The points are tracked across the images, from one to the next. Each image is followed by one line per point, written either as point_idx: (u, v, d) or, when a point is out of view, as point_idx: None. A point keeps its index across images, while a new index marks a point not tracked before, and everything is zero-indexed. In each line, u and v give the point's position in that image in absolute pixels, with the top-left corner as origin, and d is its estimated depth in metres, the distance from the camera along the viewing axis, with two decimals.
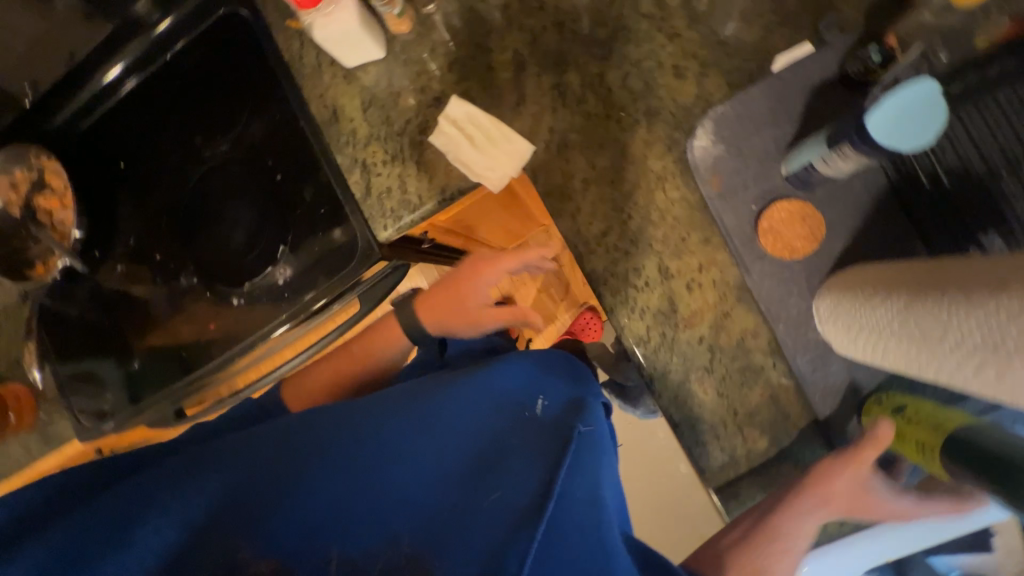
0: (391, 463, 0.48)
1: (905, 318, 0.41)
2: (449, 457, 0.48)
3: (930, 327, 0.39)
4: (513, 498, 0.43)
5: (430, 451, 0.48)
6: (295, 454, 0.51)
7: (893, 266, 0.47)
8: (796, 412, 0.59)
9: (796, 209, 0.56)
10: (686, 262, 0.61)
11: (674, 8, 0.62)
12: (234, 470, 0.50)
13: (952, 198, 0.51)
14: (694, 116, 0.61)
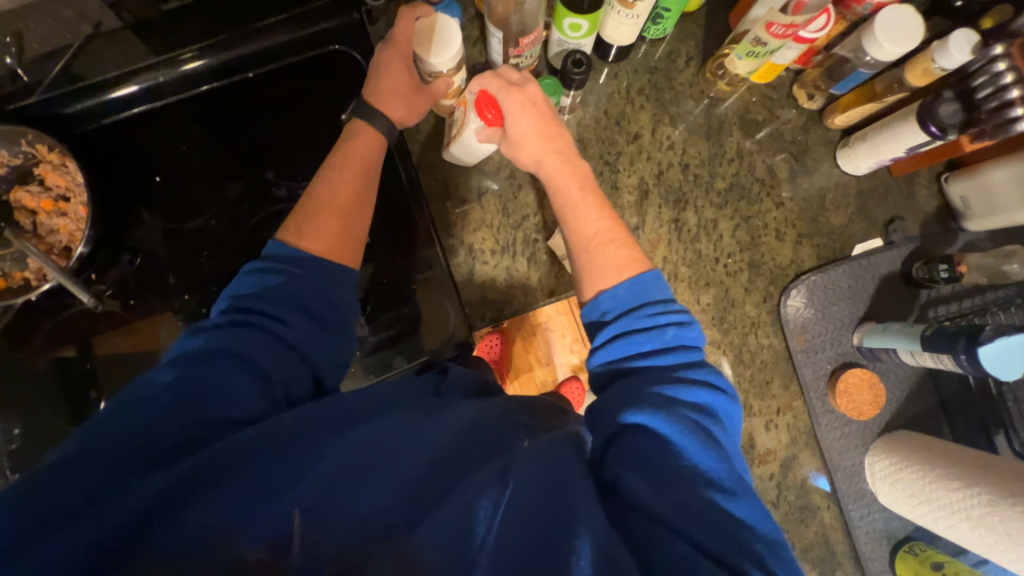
0: (349, 480, 0.36)
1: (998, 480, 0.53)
2: (419, 476, 0.37)
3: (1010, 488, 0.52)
4: (528, 522, 0.34)
5: (398, 476, 0.37)
6: (194, 429, 0.37)
7: (963, 451, 0.58)
8: (842, 550, 0.67)
9: (866, 378, 0.66)
10: (767, 403, 0.68)
11: (781, 179, 0.72)
12: (101, 468, 0.34)
13: (980, 394, 0.64)
14: (788, 275, 0.70)
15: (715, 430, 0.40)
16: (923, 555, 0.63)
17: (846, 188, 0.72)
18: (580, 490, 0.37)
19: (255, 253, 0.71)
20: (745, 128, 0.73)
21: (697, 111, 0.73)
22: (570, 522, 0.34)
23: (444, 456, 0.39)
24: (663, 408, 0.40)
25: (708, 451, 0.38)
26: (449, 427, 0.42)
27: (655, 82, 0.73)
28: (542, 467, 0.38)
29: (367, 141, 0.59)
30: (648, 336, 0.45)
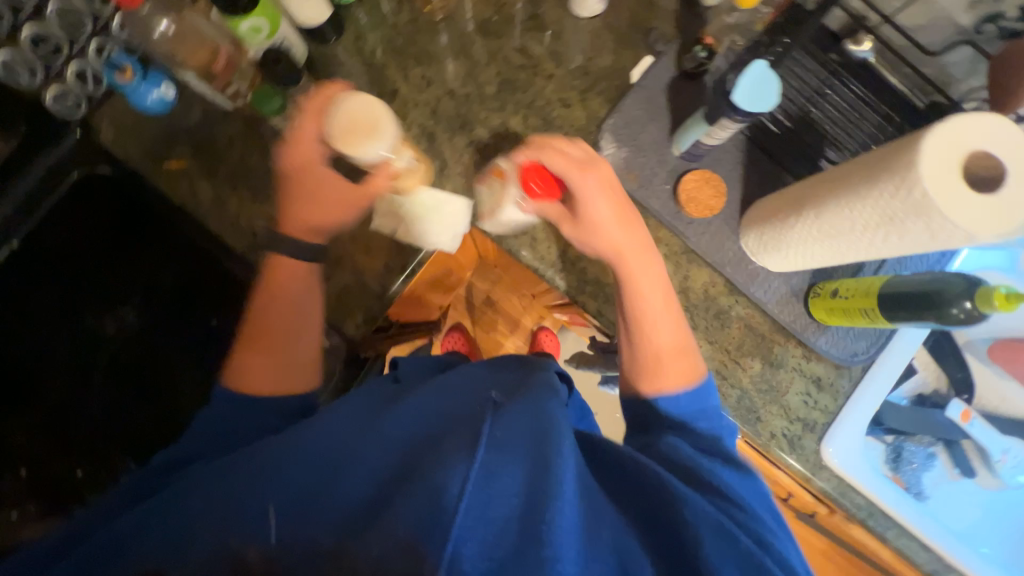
0: (319, 492, 0.41)
1: (843, 217, 0.50)
2: (394, 468, 0.42)
3: (867, 219, 0.48)
4: (508, 473, 0.40)
5: (375, 477, 0.42)
6: (165, 470, 0.49)
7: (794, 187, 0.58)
8: (768, 329, 0.71)
9: (699, 177, 0.69)
10: None
11: (539, 56, 0.74)
12: (117, 501, 0.47)
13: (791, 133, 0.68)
14: (591, 133, 0.72)
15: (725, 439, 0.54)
16: (824, 291, 0.67)
17: (595, 31, 0.74)
18: (552, 433, 0.43)
19: (126, 394, 0.70)
20: (485, 30, 0.74)
21: (437, 41, 0.74)
22: (547, 454, 0.41)
23: (416, 443, 0.45)
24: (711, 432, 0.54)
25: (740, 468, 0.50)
26: (416, 424, 0.48)
27: (385, 36, 0.74)
28: (513, 425, 0.44)
29: (293, 278, 0.61)
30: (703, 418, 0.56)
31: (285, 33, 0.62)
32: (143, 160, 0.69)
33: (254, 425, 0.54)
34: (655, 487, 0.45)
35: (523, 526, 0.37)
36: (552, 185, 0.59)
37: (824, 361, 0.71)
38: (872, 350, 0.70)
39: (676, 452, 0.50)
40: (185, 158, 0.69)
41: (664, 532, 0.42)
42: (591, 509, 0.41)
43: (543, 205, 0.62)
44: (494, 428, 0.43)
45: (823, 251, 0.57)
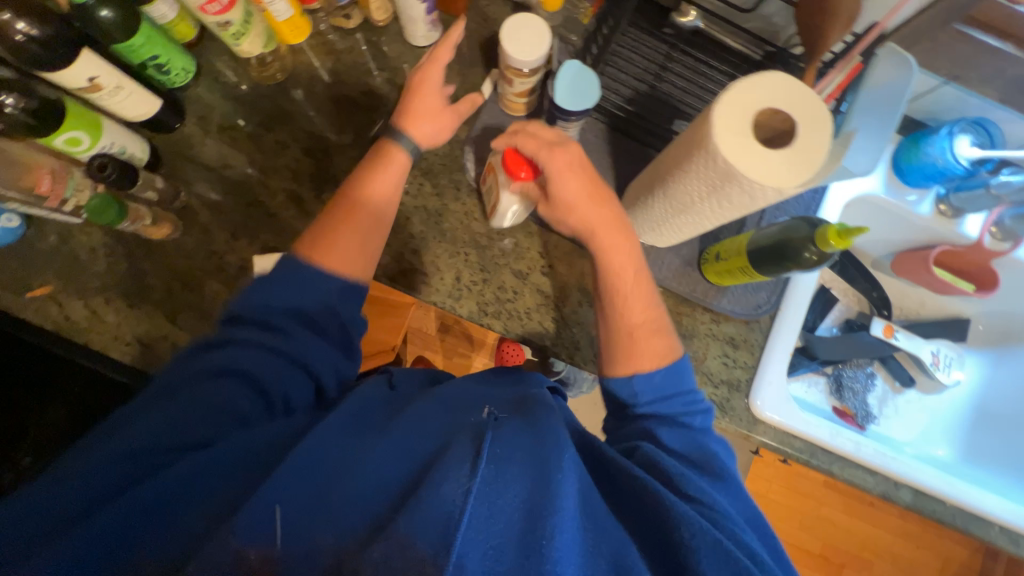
0: (321, 497, 0.38)
1: (682, 194, 0.51)
2: (405, 479, 0.40)
3: (699, 192, 0.48)
4: (515, 485, 0.38)
5: (382, 483, 0.40)
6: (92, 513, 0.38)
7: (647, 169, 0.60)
8: (673, 303, 0.72)
9: None
10: (530, 256, 0.71)
11: (389, 94, 0.74)
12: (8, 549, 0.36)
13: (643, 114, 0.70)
14: (457, 156, 0.72)
15: (706, 443, 0.53)
16: (711, 256, 0.68)
17: None
18: (551, 450, 0.41)
19: None
20: (332, 80, 0.74)
21: (286, 102, 0.74)
22: (550, 473, 0.39)
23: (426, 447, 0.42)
24: (683, 441, 0.52)
25: (714, 473, 0.50)
26: (429, 429, 0.45)
27: (230, 110, 0.72)
28: (516, 439, 0.42)
29: None
30: (682, 455, 0.52)
31: (112, 137, 0.60)
32: (5, 295, 0.66)
33: (221, 407, 0.45)
34: (651, 499, 0.44)
35: (522, 541, 0.35)
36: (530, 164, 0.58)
37: (733, 319, 0.72)
38: (773, 298, 0.72)
39: (665, 464, 0.49)
40: (47, 282, 0.67)
41: (657, 545, 0.41)
42: (589, 525, 0.39)
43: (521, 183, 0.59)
44: (499, 440, 0.41)
45: (683, 226, 0.58)
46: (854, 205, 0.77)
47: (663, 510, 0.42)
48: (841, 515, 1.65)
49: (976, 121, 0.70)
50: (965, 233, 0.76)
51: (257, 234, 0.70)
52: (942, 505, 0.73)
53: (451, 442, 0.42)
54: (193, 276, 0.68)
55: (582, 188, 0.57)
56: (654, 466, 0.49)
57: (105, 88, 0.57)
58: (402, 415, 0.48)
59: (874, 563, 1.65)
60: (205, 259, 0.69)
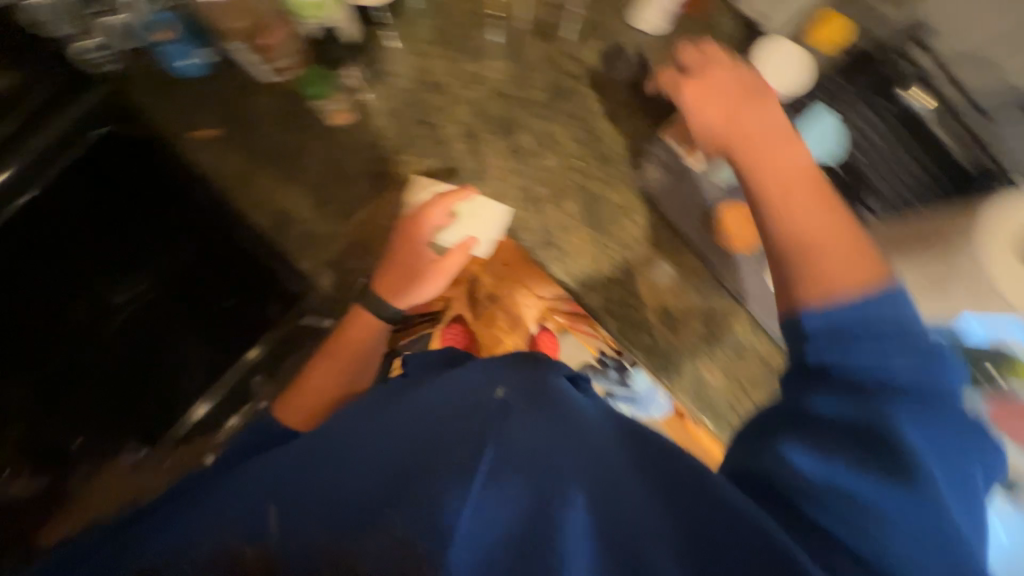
0: (326, 492, 0.40)
1: None
2: (399, 470, 0.40)
3: None
4: (509, 496, 0.36)
5: (382, 471, 0.40)
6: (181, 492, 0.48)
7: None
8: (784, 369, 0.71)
9: (737, 210, 0.68)
10: (666, 272, 0.70)
11: (592, 66, 0.72)
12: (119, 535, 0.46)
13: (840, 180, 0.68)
14: (636, 152, 0.71)
15: (910, 426, 0.36)
16: None
17: (652, 47, 0.72)
18: (564, 456, 0.40)
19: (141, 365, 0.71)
20: (540, 30, 0.72)
21: (489, 35, 0.71)
22: (563, 484, 0.37)
23: (428, 439, 0.42)
24: (864, 414, 0.37)
25: (933, 470, 0.35)
26: (433, 419, 0.45)
27: (436, 25, 0.71)
28: (523, 438, 0.41)
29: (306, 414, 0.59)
30: (900, 343, 0.40)
31: (340, 17, 0.63)
32: (171, 124, 0.66)
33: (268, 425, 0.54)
34: (724, 525, 0.34)
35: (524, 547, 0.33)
36: (745, 94, 0.57)
37: None
38: None
39: (829, 471, 0.36)
40: (213, 126, 0.67)
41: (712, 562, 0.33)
42: (608, 527, 0.35)
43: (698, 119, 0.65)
44: (494, 445, 0.39)
45: None
46: None
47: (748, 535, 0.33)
48: None
49: None
50: None
51: (420, 156, 0.69)
52: None
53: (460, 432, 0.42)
54: (351, 173, 0.68)
55: (725, 116, 0.56)
56: (803, 475, 0.36)
57: None
58: (413, 405, 0.49)
59: None
60: (366, 161, 0.69)
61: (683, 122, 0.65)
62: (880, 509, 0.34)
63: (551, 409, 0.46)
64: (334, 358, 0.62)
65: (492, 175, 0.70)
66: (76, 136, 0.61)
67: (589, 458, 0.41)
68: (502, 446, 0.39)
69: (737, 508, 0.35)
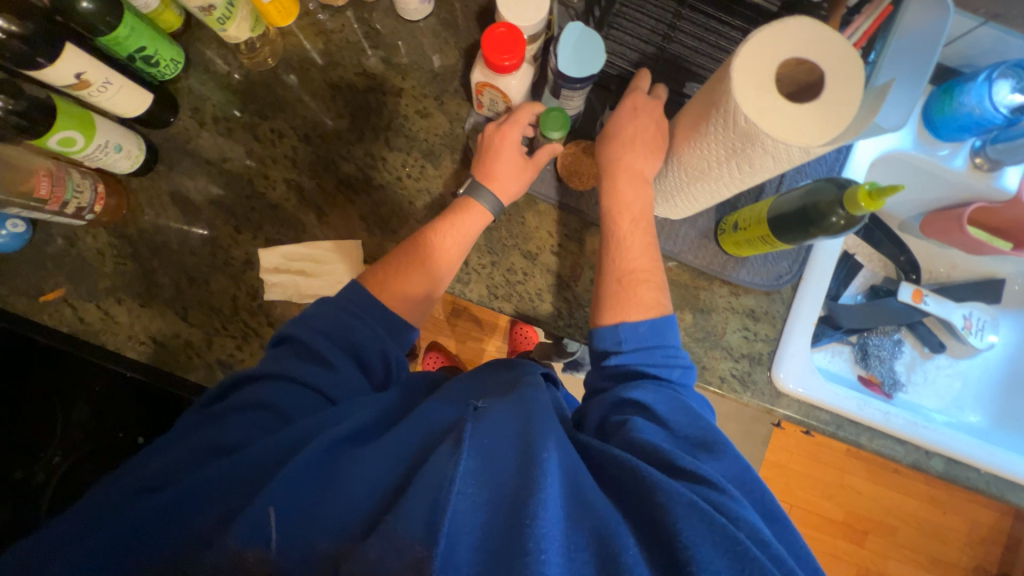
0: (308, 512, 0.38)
1: (700, 160, 0.48)
2: (396, 481, 0.40)
3: (716, 157, 0.46)
4: (496, 483, 0.38)
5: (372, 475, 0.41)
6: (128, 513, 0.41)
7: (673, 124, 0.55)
8: (690, 278, 0.69)
9: (576, 150, 0.67)
10: (539, 236, 0.69)
11: (384, 73, 0.71)
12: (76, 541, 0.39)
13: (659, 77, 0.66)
14: (459, 136, 0.69)
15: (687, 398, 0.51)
16: (729, 225, 0.65)
17: (432, 31, 0.71)
18: (536, 439, 0.41)
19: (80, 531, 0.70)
20: (325, 62, 0.71)
21: (279, 87, 0.71)
22: (533, 464, 0.39)
23: (414, 441, 0.43)
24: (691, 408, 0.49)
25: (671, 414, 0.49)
26: (419, 433, 0.44)
27: (223, 100, 0.70)
28: (496, 433, 0.42)
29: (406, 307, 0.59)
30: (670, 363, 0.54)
31: (105, 135, 0.59)
32: (17, 300, 0.66)
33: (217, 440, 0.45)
34: (653, 499, 0.40)
35: (505, 533, 0.35)
36: (516, 44, 0.52)
37: (753, 291, 0.70)
38: (795, 267, 0.69)
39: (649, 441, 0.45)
40: (57, 285, 0.67)
41: (648, 528, 0.39)
42: (591, 520, 0.38)
43: (480, 70, 0.58)
44: (478, 430, 0.41)
45: (700, 193, 0.55)
46: (880, 163, 0.72)
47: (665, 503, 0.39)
48: (865, 484, 1.63)
49: (1018, 63, 0.65)
50: (1004, 186, 0.71)
51: (260, 226, 0.69)
52: (976, 472, 0.71)
53: (439, 442, 0.42)
54: (203, 272, 0.68)
55: (628, 143, 0.58)
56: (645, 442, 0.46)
57: (94, 84, 0.55)
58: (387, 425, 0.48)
59: (898, 528, 1.64)
60: (211, 256, 0.68)
61: (479, 92, 0.61)
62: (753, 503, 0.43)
63: (534, 395, 0.48)
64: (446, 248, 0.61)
65: (334, 216, 0.69)
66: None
67: (564, 452, 0.42)
68: (474, 443, 0.40)
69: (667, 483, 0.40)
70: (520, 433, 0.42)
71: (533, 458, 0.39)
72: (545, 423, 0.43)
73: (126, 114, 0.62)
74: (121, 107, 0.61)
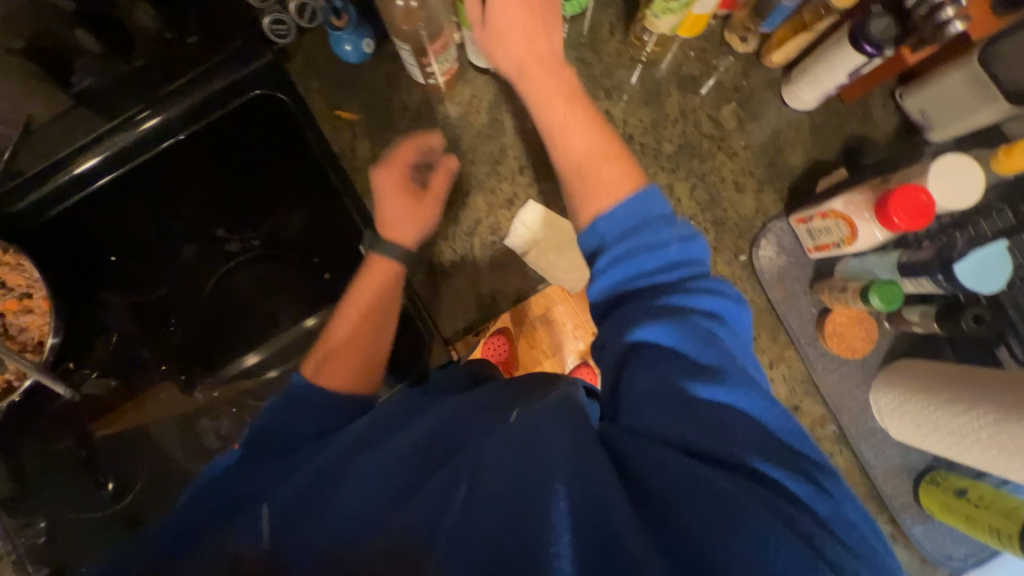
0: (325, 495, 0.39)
1: None
2: (399, 481, 0.38)
3: None
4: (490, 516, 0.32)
5: (381, 472, 0.39)
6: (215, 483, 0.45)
7: (968, 369, 0.55)
8: (863, 493, 0.66)
9: (855, 316, 0.63)
10: (759, 359, 0.67)
11: (729, 130, 0.70)
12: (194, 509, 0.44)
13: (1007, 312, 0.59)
14: (755, 227, 0.68)
15: (689, 312, 0.38)
16: (945, 483, 0.61)
17: (797, 123, 0.69)
18: (547, 453, 0.34)
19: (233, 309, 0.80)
20: (683, 86, 0.71)
21: (633, 79, 0.71)
22: (540, 488, 0.32)
23: (436, 442, 0.40)
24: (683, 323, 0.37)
25: (710, 350, 0.37)
26: (437, 425, 0.41)
27: (583, 58, 0.71)
28: (506, 449, 0.35)
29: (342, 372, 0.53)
30: (650, 252, 0.41)
31: None
32: (320, 101, 0.71)
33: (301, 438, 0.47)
34: (666, 494, 0.31)
35: (503, 563, 0.30)
36: (922, 216, 0.50)
37: (912, 550, 0.65)
38: (971, 561, 0.63)
39: (657, 378, 0.36)
40: (355, 110, 0.71)
41: (685, 555, 0.29)
42: (597, 543, 0.29)
43: (859, 201, 0.56)
44: (484, 451, 0.36)
45: (982, 455, 0.52)
46: None
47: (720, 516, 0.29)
48: None
49: None
50: None
51: (539, 181, 0.71)
52: None
53: (448, 456, 0.38)
54: (469, 183, 0.71)
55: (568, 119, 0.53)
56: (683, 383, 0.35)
57: None
58: (405, 424, 0.44)
59: None
60: (485, 174, 0.71)
61: (822, 215, 0.60)
62: (800, 469, 0.33)
63: (573, 400, 0.39)
64: (375, 305, 0.58)
65: None
66: (230, 94, 0.63)
67: (576, 458, 0.33)
68: (474, 479, 0.35)
69: (697, 473, 0.31)
70: (522, 445, 0.35)
71: (531, 475, 0.33)
72: (550, 432, 0.35)
73: None
74: None
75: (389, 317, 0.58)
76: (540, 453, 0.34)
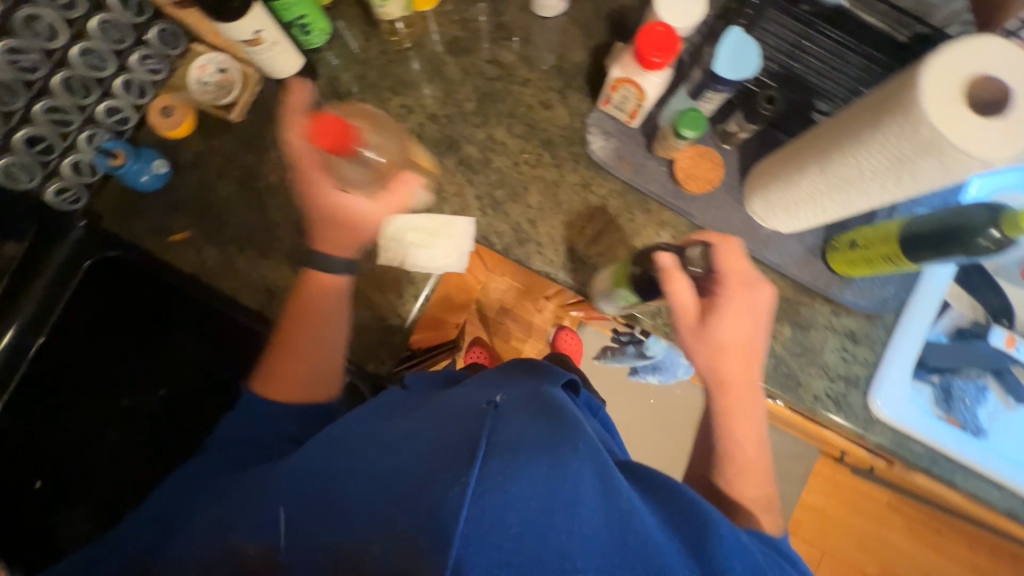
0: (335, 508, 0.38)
1: (853, 168, 0.49)
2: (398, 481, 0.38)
3: (876, 165, 0.47)
4: (519, 478, 0.35)
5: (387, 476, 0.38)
6: None
7: (784, 151, 0.59)
8: (791, 292, 0.70)
9: (694, 153, 0.68)
10: (645, 234, 0.70)
11: (512, 63, 0.74)
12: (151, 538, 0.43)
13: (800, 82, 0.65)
14: (578, 130, 0.72)
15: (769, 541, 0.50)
16: (841, 244, 0.65)
17: (562, 28, 0.74)
18: (570, 446, 0.39)
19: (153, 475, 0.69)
20: (454, 49, 0.74)
21: (408, 67, 0.74)
22: (564, 480, 0.36)
23: (436, 435, 0.41)
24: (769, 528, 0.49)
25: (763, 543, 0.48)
26: (444, 415, 0.44)
27: (357, 73, 0.74)
28: (519, 430, 0.39)
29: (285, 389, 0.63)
30: None
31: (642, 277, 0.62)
32: (148, 233, 0.70)
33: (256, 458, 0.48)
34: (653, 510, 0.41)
35: (536, 535, 0.33)
36: (670, 43, 0.54)
37: (855, 313, 0.69)
38: (902, 293, 0.68)
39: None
40: (186, 228, 0.71)
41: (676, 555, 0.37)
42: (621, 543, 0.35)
43: (626, 65, 0.60)
44: (498, 429, 0.38)
45: (831, 205, 0.56)
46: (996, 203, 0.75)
47: (704, 529, 0.39)
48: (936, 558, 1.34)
49: None
50: None
51: None
52: None
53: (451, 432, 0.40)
54: None
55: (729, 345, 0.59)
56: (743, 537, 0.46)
57: (266, 42, 0.61)
58: (402, 420, 0.46)
59: None
60: None
61: (613, 88, 0.64)
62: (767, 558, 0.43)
63: (558, 406, 0.44)
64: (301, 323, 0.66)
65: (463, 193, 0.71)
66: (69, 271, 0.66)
67: (594, 462, 0.39)
68: (497, 442, 0.37)
69: (691, 497, 0.42)
70: (538, 431, 0.39)
71: (556, 451, 0.37)
72: (561, 426, 0.41)
73: (279, 72, 0.67)
74: (274, 67, 0.66)
75: (327, 325, 0.66)
76: (561, 442, 0.38)
